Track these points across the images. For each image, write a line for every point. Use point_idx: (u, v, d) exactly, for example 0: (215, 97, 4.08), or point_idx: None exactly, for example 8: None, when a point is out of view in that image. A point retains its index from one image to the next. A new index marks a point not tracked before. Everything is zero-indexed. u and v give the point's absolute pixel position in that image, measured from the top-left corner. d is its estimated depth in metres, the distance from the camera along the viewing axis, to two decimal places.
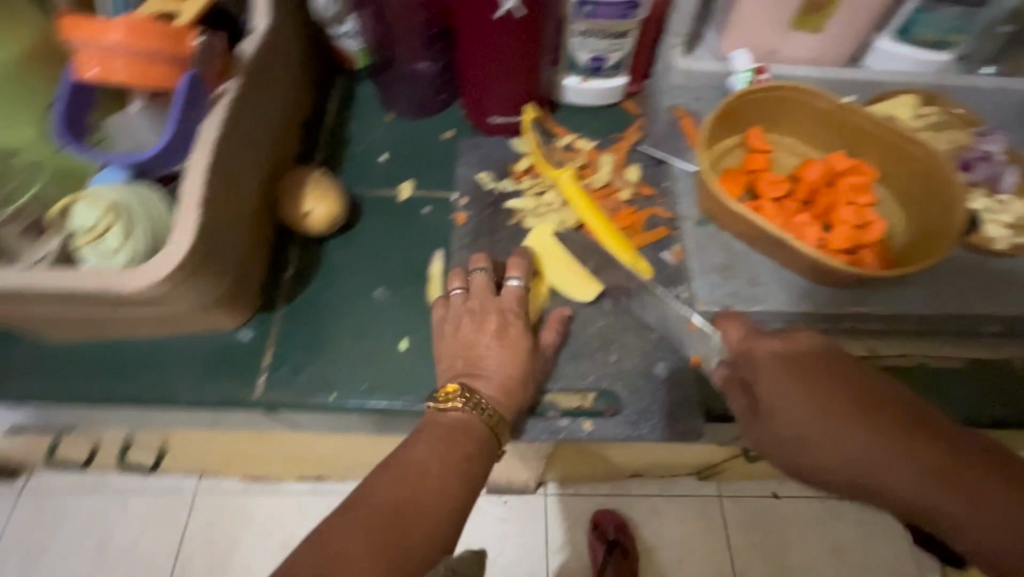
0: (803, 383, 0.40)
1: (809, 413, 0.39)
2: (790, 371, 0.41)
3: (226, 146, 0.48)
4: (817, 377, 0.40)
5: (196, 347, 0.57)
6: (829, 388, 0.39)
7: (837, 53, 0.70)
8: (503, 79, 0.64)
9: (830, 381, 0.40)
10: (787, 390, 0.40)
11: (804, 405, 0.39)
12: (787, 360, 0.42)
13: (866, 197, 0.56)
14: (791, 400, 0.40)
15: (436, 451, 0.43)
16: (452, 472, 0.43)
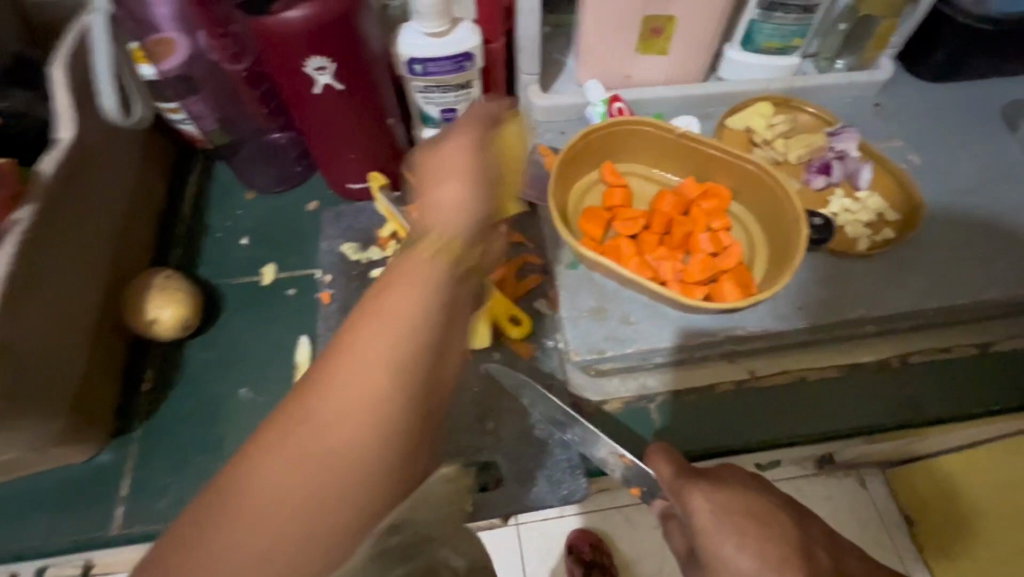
0: (742, 520, 0.38)
1: (751, 557, 0.36)
2: (725, 508, 0.38)
3: (23, 282, 0.45)
4: (747, 515, 0.38)
5: (44, 487, 0.53)
6: (763, 521, 0.38)
7: (688, 71, 0.70)
8: (349, 147, 0.62)
9: (764, 514, 0.38)
10: (729, 531, 0.37)
11: (745, 545, 0.37)
12: (724, 501, 0.39)
13: (720, 221, 0.56)
14: (734, 543, 0.37)
15: (408, 307, 0.28)
16: (404, 369, 0.27)
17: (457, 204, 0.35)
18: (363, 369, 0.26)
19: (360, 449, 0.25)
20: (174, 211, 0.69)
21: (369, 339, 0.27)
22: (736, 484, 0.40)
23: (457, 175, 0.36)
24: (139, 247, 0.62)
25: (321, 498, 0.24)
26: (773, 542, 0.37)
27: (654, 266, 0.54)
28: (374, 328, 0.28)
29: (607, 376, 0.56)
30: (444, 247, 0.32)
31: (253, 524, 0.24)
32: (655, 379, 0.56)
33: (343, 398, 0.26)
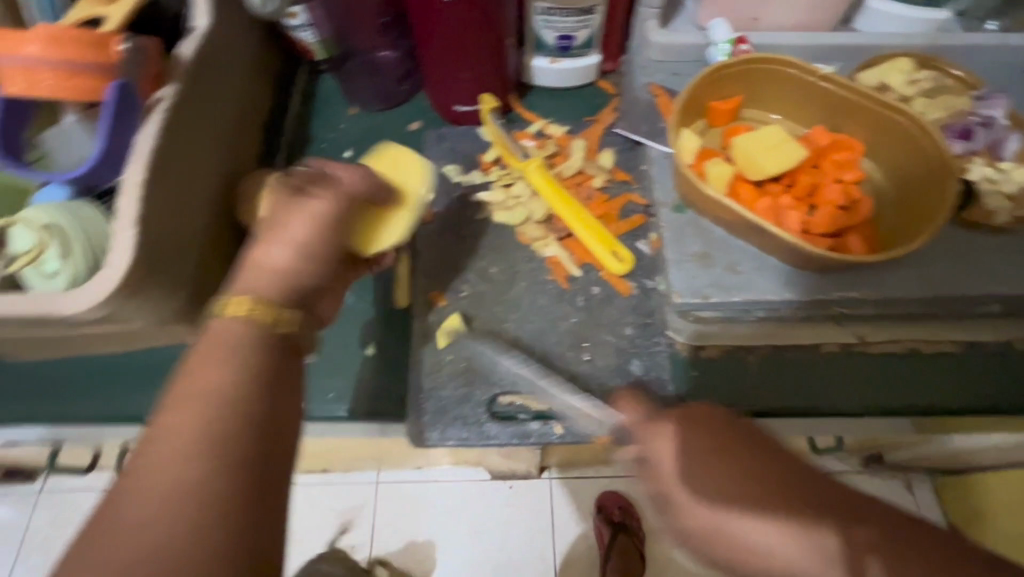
0: (723, 464, 0.35)
1: (723, 498, 0.34)
2: (710, 437, 0.36)
3: (165, 157, 0.46)
4: (727, 446, 0.36)
5: (166, 361, 0.57)
6: (741, 470, 0.34)
7: (823, 17, 0.65)
8: (463, 65, 0.61)
9: (764, 460, 0.35)
10: (706, 473, 0.35)
11: (716, 485, 0.34)
12: (695, 434, 0.37)
13: (853, 174, 0.52)
14: (703, 488, 0.34)
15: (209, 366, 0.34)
16: (195, 421, 0.31)
17: (278, 270, 0.41)
18: (176, 416, 0.32)
19: (205, 472, 0.30)
20: (280, 119, 0.70)
21: (183, 382, 0.33)
22: (705, 419, 0.38)
23: (287, 240, 0.41)
24: (249, 147, 0.63)
25: (197, 506, 0.29)
26: (749, 490, 0.33)
27: (776, 214, 0.52)
28: (199, 403, 0.32)
29: (708, 323, 0.54)
30: (257, 313, 0.38)
31: (147, 517, 0.28)
32: (756, 330, 0.54)
33: (168, 435, 0.31)
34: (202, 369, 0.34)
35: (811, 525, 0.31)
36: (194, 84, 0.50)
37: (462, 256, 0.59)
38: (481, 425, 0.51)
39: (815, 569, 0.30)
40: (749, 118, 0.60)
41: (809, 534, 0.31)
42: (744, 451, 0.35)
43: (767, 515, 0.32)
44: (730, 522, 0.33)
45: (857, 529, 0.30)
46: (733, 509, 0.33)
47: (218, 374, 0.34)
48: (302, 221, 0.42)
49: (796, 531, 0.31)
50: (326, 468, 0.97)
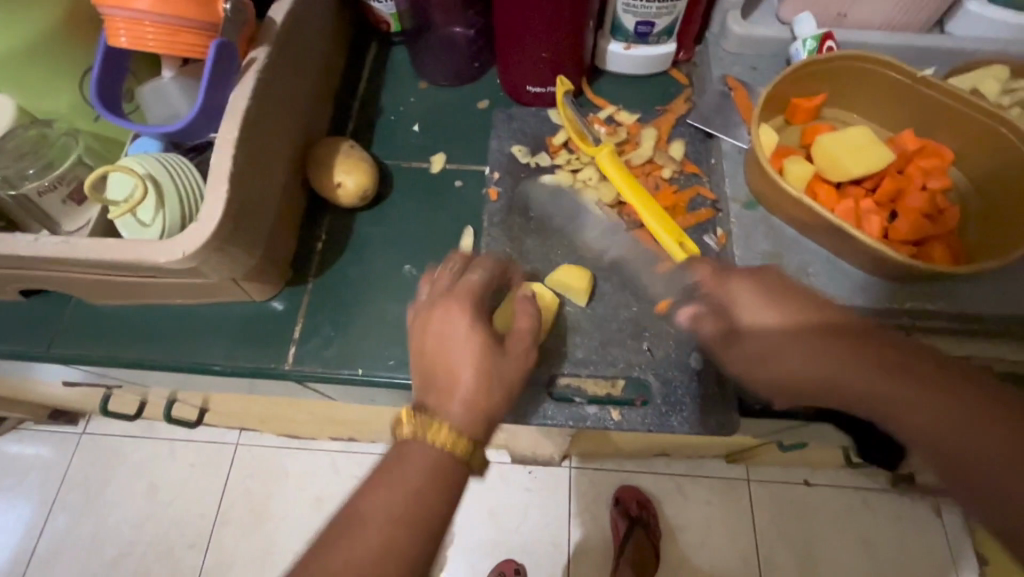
0: (831, 347, 0.46)
1: (832, 369, 0.46)
2: (806, 334, 0.48)
3: (256, 116, 0.48)
4: (831, 336, 0.47)
5: (231, 315, 0.58)
6: (847, 356, 0.46)
7: (916, 18, 0.63)
8: (540, 46, 0.61)
9: (840, 335, 0.46)
10: (834, 357, 0.46)
11: (834, 362, 0.46)
12: (756, 324, 0.49)
13: (940, 182, 0.51)
14: (840, 369, 0.46)
15: (407, 479, 0.38)
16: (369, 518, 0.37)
17: (460, 390, 0.41)
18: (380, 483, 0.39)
19: (383, 543, 0.36)
20: (351, 88, 0.70)
21: (389, 479, 0.39)
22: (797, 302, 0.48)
23: (467, 358, 0.42)
24: (323, 114, 0.64)
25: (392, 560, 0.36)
26: (869, 360, 0.45)
27: (856, 217, 0.51)
28: (384, 482, 0.39)
29: None
30: (438, 440, 0.39)
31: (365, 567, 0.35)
32: None
33: (365, 513, 0.37)
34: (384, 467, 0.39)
35: (916, 391, 0.44)
36: (283, 47, 0.51)
37: (525, 237, 0.59)
38: (538, 404, 0.52)
39: (865, 389, 0.46)
40: (832, 116, 0.58)
41: (920, 404, 0.44)
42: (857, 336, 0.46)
43: (873, 385, 0.45)
44: (838, 380, 0.46)
45: (920, 382, 0.44)
46: (863, 379, 0.45)
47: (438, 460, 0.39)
48: (443, 344, 0.43)
49: (886, 385, 0.45)
50: (297, 436, 1.21)
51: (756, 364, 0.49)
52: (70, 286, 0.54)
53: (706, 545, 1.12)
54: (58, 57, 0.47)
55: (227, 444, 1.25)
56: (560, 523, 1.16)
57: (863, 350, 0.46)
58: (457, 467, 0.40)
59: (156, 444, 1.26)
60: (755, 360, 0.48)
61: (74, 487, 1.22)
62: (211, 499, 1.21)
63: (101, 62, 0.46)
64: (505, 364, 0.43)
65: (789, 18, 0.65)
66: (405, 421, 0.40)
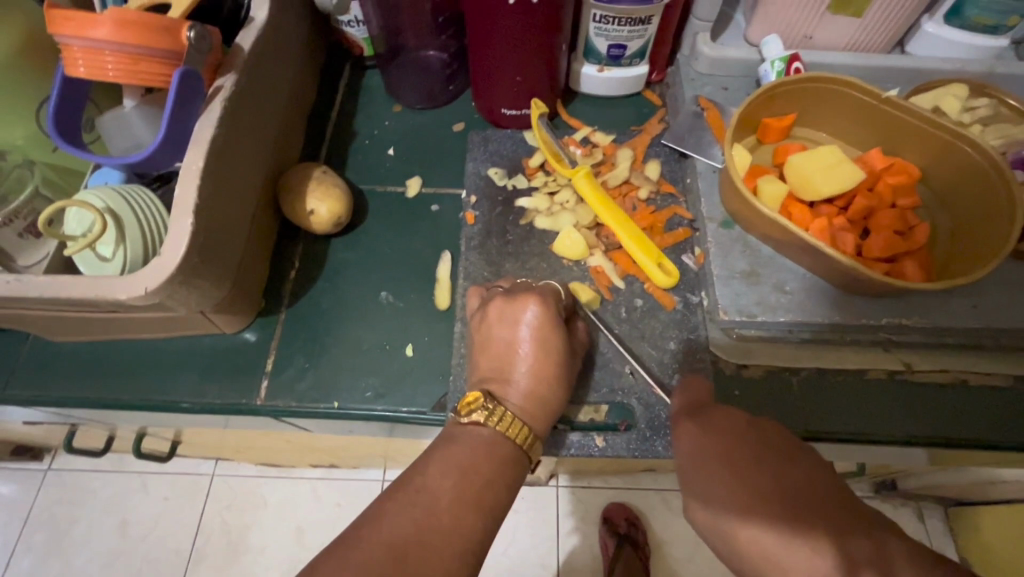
0: (734, 472, 0.37)
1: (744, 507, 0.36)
2: (714, 449, 0.39)
3: (222, 146, 0.46)
4: (724, 448, 0.39)
5: (200, 348, 0.56)
6: (755, 495, 0.36)
7: (877, 40, 0.65)
8: (514, 69, 0.61)
9: (755, 455, 0.38)
10: (729, 489, 0.37)
11: (733, 494, 0.36)
12: (707, 441, 0.40)
13: (909, 200, 0.52)
14: (737, 517, 0.36)
15: (451, 470, 0.37)
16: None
17: (523, 388, 0.43)
18: (381, 553, 0.32)
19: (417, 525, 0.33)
20: (324, 112, 0.69)
21: (435, 466, 0.37)
22: (721, 417, 0.41)
23: (534, 355, 0.44)
24: (295, 140, 0.63)
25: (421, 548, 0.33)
26: (777, 502, 0.35)
27: (829, 236, 0.51)
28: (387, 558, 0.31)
29: (749, 341, 0.54)
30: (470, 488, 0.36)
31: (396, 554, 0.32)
32: (802, 354, 0.53)
33: (361, 569, 0.31)
34: (390, 528, 0.33)
35: (827, 544, 0.33)
36: (252, 74, 0.50)
37: (504, 260, 0.58)
38: None
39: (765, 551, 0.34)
40: (802, 136, 0.59)
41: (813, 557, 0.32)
42: (766, 462, 0.37)
43: (770, 541, 0.34)
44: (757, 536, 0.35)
45: (840, 525, 0.34)
46: (771, 534, 0.34)
47: (450, 548, 0.33)
48: (476, 450, 0.39)
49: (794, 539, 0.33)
50: (277, 466, 1.17)
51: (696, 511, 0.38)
52: (26, 323, 0.51)
53: (694, 560, 1.15)
54: (12, 86, 0.46)
55: (202, 476, 1.20)
56: (551, 545, 1.14)
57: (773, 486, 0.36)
58: (516, 452, 0.40)
59: (127, 479, 1.20)
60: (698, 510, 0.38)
61: (38, 529, 1.16)
62: (186, 535, 1.16)
63: (58, 92, 0.44)
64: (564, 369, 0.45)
65: (757, 40, 0.66)
66: (466, 407, 0.41)
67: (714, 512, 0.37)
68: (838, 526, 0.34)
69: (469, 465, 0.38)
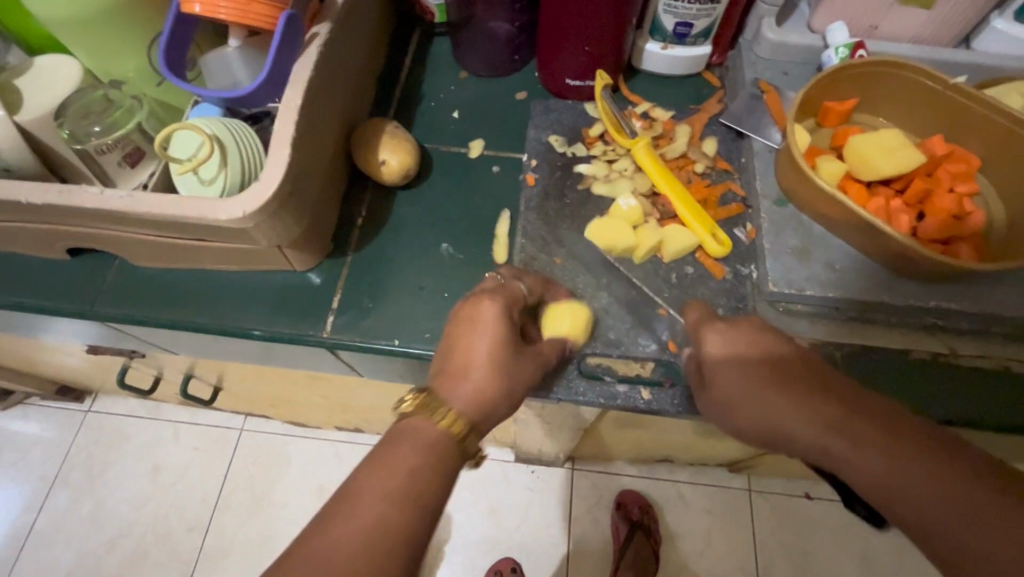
0: (751, 365, 0.43)
1: (794, 412, 0.41)
2: (738, 347, 0.44)
3: (315, 88, 0.49)
4: (751, 344, 0.44)
5: (269, 283, 0.60)
6: (773, 367, 0.43)
7: (942, 33, 0.65)
8: (582, 40, 0.63)
9: (761, 339, 0.44)
10: (748, 385, 0.43)
11: (784, 405, 0.41)
12: (728, 334, 0.45)
13: (968, 187, 0.53)
14: (778, 405, 0.41)
15: (457, 395, 0.41)
16: (411, 503, 0.36)
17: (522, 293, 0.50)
18: (390, 468, 0.37)
19: (443, 426, 0.40)
20: (393, 74, 0.72)
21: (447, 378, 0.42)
22: (757, 339, 0.44)
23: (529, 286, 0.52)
24: (368, 96, 0.66)
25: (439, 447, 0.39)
26: (824, 410, 0.40)
27: (885, 216, 0.53)
28: (384, 471, 0.37)
29: (795, 314, 0.56)
30: (448, 420, 0.40)
31: (405, 457, 0.38)
32: (846, 330, 0.55)
33: (392, 479, 0.37)
34: (424, 421, 0.40)
35: (824, 400, 0.41)
36: (342, 26, 0.53)
37: (560, 223, 0.61)
38: (571, 380, 0.53)
39: (789, 424, 0.41)
40: (862, 121, 0.60)
41: (877, 456, 0.38)
42: (800, 369, 0.42)
43: (782, 421, 0.41)
44: (830, 442, 0.39)
45: (873, 415, 0.39)
46: (805, 420, 0.40)
47: (458, 431, 0.40)
48: (442, 424, 0.40)
49: (797, 407, 0.41)
50: (304, 424, 1.22)
51: (711, 390, 0.45)
52: (119, 244, 0.56)
53: (706, 553, 1.17)
54: (129, 21, 0.50)
55: (234, 427, 1.26)
56: (561, 524, 1.20)
57: (815, 392, 0.41)
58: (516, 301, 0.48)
59: (163, 424, 1.26)
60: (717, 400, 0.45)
61: (79, 464, 1.23)
62: (215, 480, 1.21)
63: (171, 27, 0.48)
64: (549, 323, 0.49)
65: (822, 27, 0.67)
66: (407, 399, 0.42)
67: (724, 392, 0.44)
68: (874, 427, 0.38)
69: (475, 347, 0.43)
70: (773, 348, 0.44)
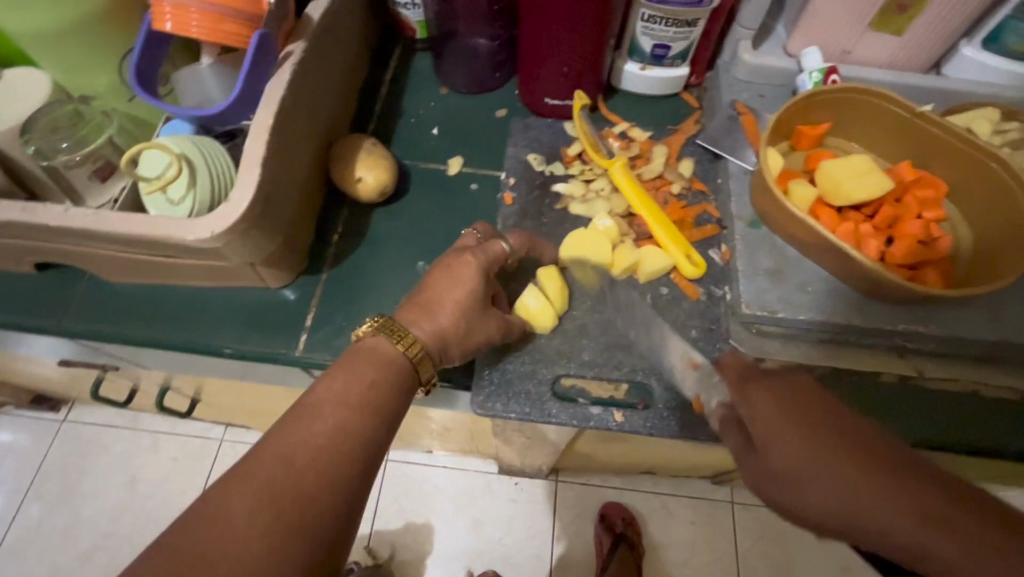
0: (819, 438, 0.37)
1: (894, 509, 0.34)
2: (794, 416, 0.38)
3: (289, 107, 0.49)
4: (807, 413, 0.38)
5: (243, 300, 0.59)
6: (845, 444, 0.36)
7: (913, 59, 0.66)
8: (560, 61, 0.63)
9: (824, 410, 0.38)
10: (822, 463, 0.36)
11: (873, 493, 0.34)
12: (781, 399, 0.39)
13: (935, 212, 0.54)
14: (863, 491, 0.34)
15: (375, 371, 0.42)
16: (368, 412, 0.40)
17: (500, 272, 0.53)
18: (315, 432, 0.37)
19: (365, 394, 0.40)
20: (374, 89, 0.72)
21: (362, 358, 0.42)
22: (810, 405, 0.38)
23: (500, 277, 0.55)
24: (347, 112, 0.66)
25: (365, 410, 0.39)
26: (917, 500, 0.34)
27: (854, 241, 0.54)
28: (304, 431, 0.37)
29: (767, 335, 0.56)
30: (407, 343, 0.44)
31: (327, 419, 0.38)
32: (819, 352, 0.55)
33: (312, 439, 0.37)
34: (341, 386, 0.40)
35: (905, 482, 0.34)
36: (317, 44, 0.53)
37: (537, 242, 0.61)
38: (543, 401, 0.53)
39: (875, 512, 0.34)
40: (835, 144, 0.61)
41: (1007, 562, 0.31)
42: (871, 448, 0.36)
43: (863, 506, 0.34)
44: (923, 539, 0.33)
45: (981, 514, 0.33)
46: (893, 506, 0.34)
47: (379, 399, 0.41)
48: (360, 386, 0.41)
49: (881, 492, 0.34)
50: (286, 435, 1.21)
51: (766, 463, 0.38)
52: (88, 260, 0.55)
53: (688, 565, 1.17)
54: (99, 37, 0.49)
55: (213, 437, 1.24)
56: (544, 536, 1.19)
57: (898, 473, 0.35)
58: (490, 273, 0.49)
59: (140, 435, 1.24)
60: (782, 481, 0.38)
61: (53, 475, 1.20)
62: (192, 491, 1.19)
63: (142, 47, 0.47)
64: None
65: (797, 51, 0.68)
66: (367, 324, 0.45)
67: (788, 469, 0.37)
68: (981, 527, 0.32)
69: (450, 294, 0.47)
70: (841, 421, 0.37)
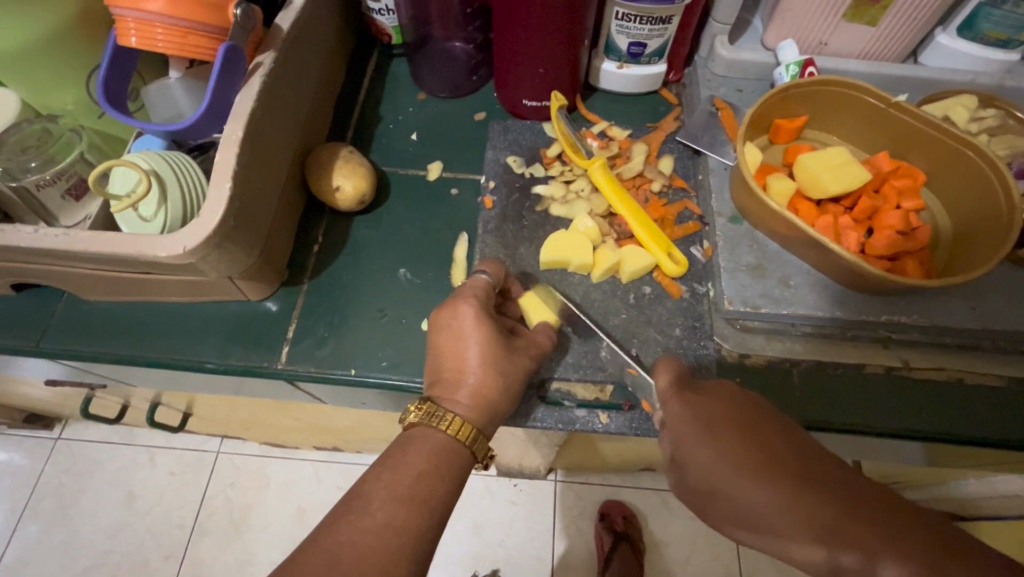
0: (729, 449, 0.41)
1: (788, 517, 0.38)
2: (711, 431, 0.42)
3: (260, 118, 0.49)
4: (722, 426, 0.42)
5: (224, 314, 0.59)
6: (752, 454, 0.41)
7: (889, 49, 0.66)
8: (536, 63, 0.63)
9: (743, 420, 0.42)
10: (729, 471, 0.41)
11: (771, 501, 0.38)
12: (700, 413, 0.44)
13: (913, 202, 0.54)
14: (763, 498, 0.39)
15: (424, 457, 0.43)
16: (417, 506, 0.40)
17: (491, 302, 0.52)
18: (364, 526, 0.38)
19: (417, 484, 0.41)
20: (351, 97, 0.72)
21: (414, 443, 0.43)
22: (728, 418, 0.43)
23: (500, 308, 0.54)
24: (324, 121, 0.66)
25: (416, 502, 0.40)
26: (813, 508, 0.37)
27: (833, 234, 0.53)
28: (354, 527, 0.38)
29: (750, 331, 0.56)
30: (453, 426, 0.44)
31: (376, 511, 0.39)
32: (803, 346, 0.55)
33: (358, 539, 0.38)
34: (393, 480, 0.41)
35: (802, 490, 0.38)
36: (289, 54, 0.53)
37: (518, 245, 0.60)
38: (528, 405, 0.53)
39: (772, 518, 0.38)
40: (814, 137, 0.61)
41: (888, 558, 0.35)
42: (787, 463, 0.40)
43: (763, 511, 0.39)
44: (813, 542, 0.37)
45: (868, 518, 0.37)
46: (786, 512, 0.38)
47: (433, 490, 0.41)
48: (409, 476, 0.41)
49: (778, 499, 0.38)
50: (282, 446, 1.20)
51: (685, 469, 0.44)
52: (64, 279, 0.54)
53: (690, 562, 1.17)
54: (65, 55, 0.49)
55: (209, 450, 1.23)
56: (545, 538, 1.19)
57: (798, 482, 0.39)
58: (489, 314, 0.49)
59: (136, 451, 1.23)
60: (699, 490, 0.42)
61: (48, 494, 1.19)
62: (189, 506, 1.18)
63: (109, 63, 0.47)
64: (512, 355, 0.48)
65: (773, 45, 0.68)
66: (412, 409, 0.45)
67: (703, 477, 0.42)
68: (866, 529, 0.36)
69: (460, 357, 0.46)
70: (754, 431, 0.42)
